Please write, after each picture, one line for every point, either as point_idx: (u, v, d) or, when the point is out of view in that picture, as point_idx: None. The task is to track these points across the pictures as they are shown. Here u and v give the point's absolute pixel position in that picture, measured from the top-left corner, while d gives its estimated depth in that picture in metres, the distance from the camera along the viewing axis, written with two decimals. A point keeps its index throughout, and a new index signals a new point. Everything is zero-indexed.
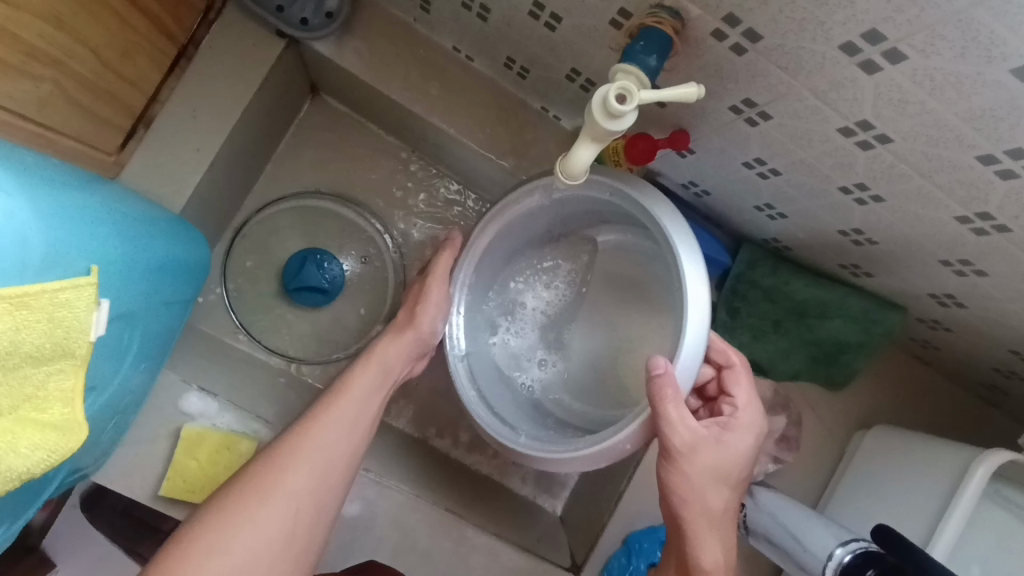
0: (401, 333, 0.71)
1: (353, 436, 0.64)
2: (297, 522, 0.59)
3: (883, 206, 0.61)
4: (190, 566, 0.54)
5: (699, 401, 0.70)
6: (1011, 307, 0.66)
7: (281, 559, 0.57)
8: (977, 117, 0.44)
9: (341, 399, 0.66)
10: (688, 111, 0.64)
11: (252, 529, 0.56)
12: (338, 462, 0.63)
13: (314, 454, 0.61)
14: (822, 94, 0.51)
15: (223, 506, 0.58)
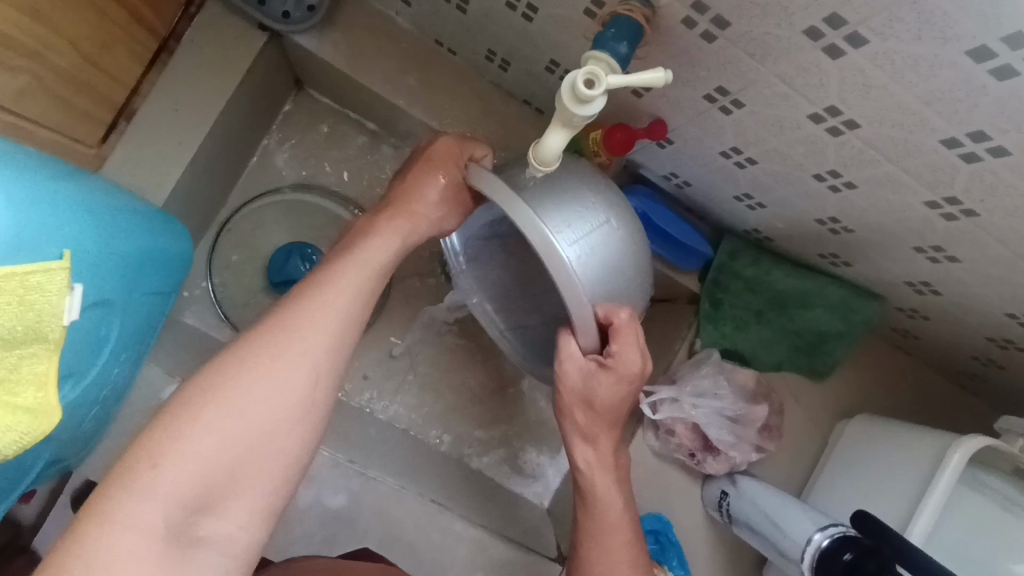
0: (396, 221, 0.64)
1: (351, 318, 0.57)
2: (314, 383, 0.53)
3: (856, 192, 0.61)
4: (183, 431, 0.47)
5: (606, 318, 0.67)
6: (985, 293, 0.67)
7: (295, 420, 0.52)
8: (938, 100, 0.45)
9: (351, 262, 0.59)
10: (664, 101, 0.65)
11: (258, 381, 0.51)
12: (346, 319, 0.56)
13: (323, 324, 0.54)
14: (791, 81, 0.51)
15: (224, 364, 0.51)
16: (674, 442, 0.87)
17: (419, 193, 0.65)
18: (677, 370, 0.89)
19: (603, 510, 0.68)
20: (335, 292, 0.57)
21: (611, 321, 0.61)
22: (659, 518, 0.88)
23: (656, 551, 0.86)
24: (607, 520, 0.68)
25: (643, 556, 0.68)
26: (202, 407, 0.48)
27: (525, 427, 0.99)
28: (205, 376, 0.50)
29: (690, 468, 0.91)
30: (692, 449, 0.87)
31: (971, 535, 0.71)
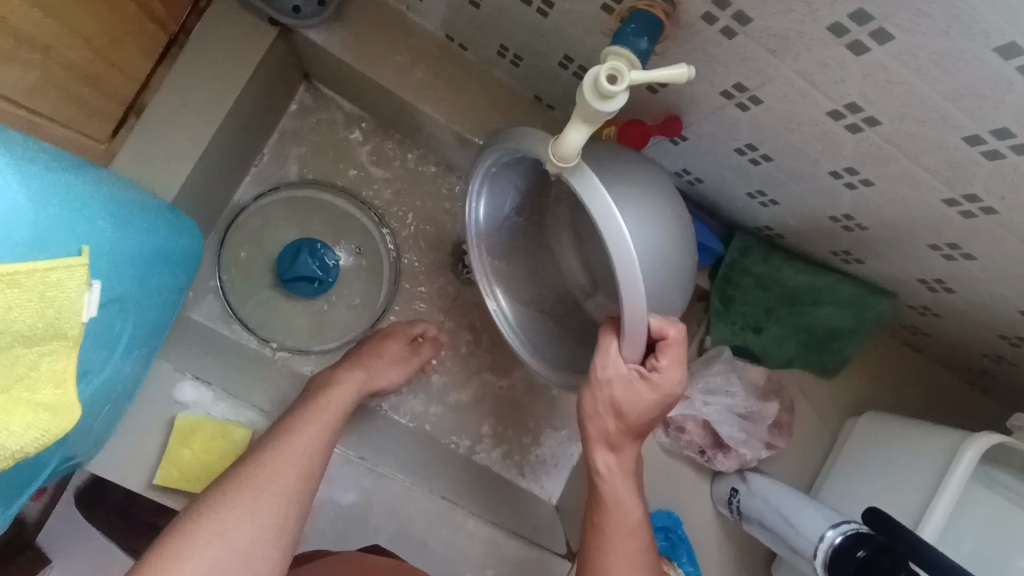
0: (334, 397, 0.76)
1: (316, 452, 0.69)
2: (287, 506, 0.64)
3: (873, 189, 0.61)
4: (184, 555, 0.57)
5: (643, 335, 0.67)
6: (1000, 291, 0.67)
7: (272, 538, 0.62)
8: (962, 97, 0.45)
9: (313, 421, 0.71)
10: (679, 97, 0.65)
11: (246, 513, 0.62)
12: (313, 454, 0.69)
13: (294, 458, 0.67)
14: (810, 77, 0.51)
15: (215, 499, 0.62)
16: (684, 438, 0.88)
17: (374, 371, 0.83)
18: (687, 367, 0.90)
19: (619, 515, 0.69)
20: (300, 438, 0.69)
21: (663, 335, 0.60)
22: (668, 515, 0.88)
23: (666, 548, 0.87)
24: (623, 521, 0.69)
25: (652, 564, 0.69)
26: (196, 534, 0.59)
27: (534, 424, 0.99)
28: (185, 522, 0.60)
29: (700, 464, 0.92)
30: (702, 446, 0.88)
31: (983, 532, 0.71)
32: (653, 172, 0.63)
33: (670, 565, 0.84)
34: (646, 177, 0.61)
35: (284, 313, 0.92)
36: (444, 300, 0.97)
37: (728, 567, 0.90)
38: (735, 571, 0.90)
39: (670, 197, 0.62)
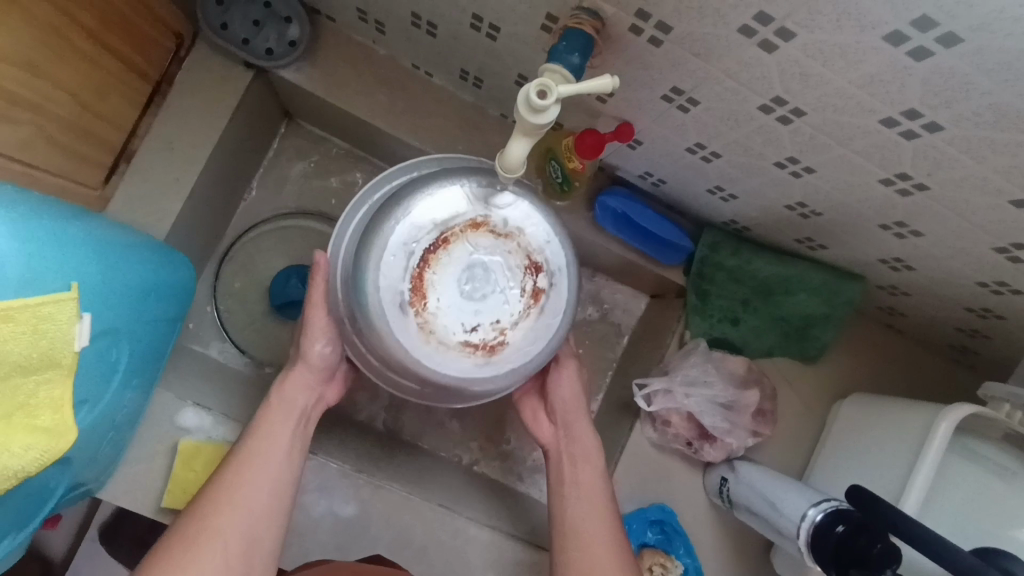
0: (297, 367, 0.72)
1: (288, 435, 0.69)
2: (258, 505, 0.64)
3: (816, 176, 0.64)
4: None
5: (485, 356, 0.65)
6: (955, 265, 0.69)
7: (263, 524, 0.64)
8: (869, 84, 0.48)
9: (262, 440, 0.67)
10: (626, 105, 0.68)
11: (229, 516, 0.62)
12: (279, 459, 0.67)
13: (271, 457, 0.67)
14: (736, 76, 0.55)
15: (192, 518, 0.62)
16: (671, 432, 0.89)
17: (310, 341, 0.72)
18: (668, 361, 0.92)
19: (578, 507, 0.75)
20: (269, 435, 0.68)
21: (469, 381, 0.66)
22: (662, 509, 0.90)
23: (662, 541, 0.89)
24: (578, 518, 0.73)
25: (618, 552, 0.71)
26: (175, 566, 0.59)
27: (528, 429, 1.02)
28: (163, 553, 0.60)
29: (690, 457, 0.93)
30: (689, 438, 0.89)
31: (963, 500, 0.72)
32: (398, 248, 0.63)
33: (660, 561, 0.87)
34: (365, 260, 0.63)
35: (279, 338, 0.95)
36: None
37: (724, 557, 0.91)
38: (732, 561, 0.91)
39: (396, 278, 0.63)
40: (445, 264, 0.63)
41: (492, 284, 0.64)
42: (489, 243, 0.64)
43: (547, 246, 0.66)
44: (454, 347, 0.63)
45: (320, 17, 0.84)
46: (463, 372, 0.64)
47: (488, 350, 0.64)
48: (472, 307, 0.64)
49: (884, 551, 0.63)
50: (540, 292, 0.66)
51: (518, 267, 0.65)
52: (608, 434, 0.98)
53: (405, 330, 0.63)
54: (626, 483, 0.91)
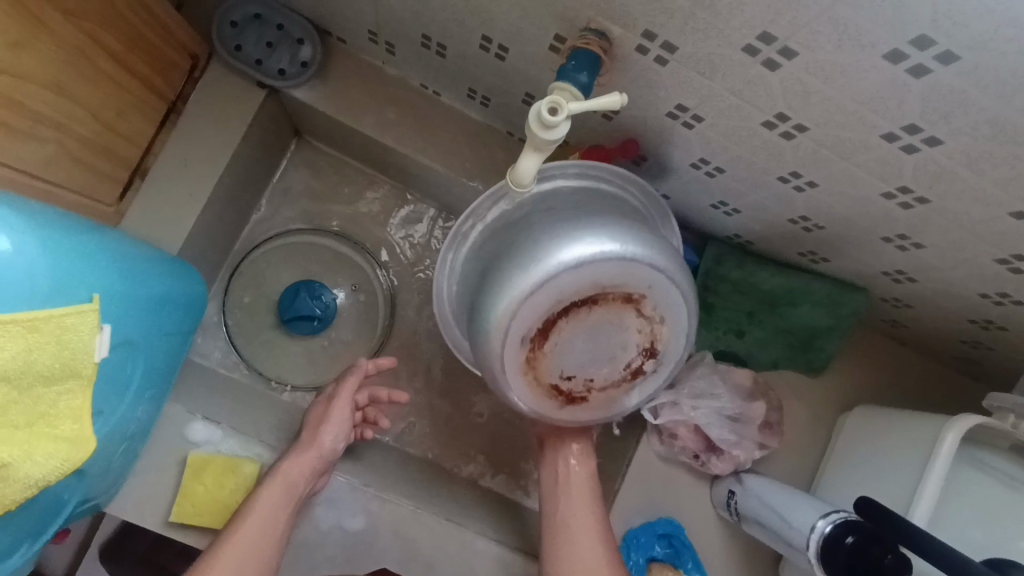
0: (303, 452, 0.79)
1: (275, 517, 0.74)
2: None
3: (819, 190, 0.65)
4: None
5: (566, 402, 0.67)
6: (958, 277, 0.70)
7: None
8: (869, 100, 0.49)
9: (253, 517, 0.73)
10: (631, 122, 0.70)
11: None
12: (263, 538, 0.73)
13: (256, 539, 0.72)
14: (740, 93, 0.56)
15: None
16: (677, 445, 0.90)
17: (324, 431, 0.81)
18: (674, 374, 0.93)
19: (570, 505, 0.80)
20: (260, 514, 0.74)
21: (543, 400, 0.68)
22: (670, 522, 0.90)
23: (670, 555, 0.89)
24: (571, 522, 0.78)
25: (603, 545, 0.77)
26: None
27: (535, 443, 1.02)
28: None
29: (697, 471, 0.94)
30: (696, 451, 0.89)
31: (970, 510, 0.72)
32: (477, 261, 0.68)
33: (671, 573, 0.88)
34: (513, 279, 0.57)
35: (287, 351, 0.97)
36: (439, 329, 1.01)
37: (732, 571, 0.91)
38: (740, 574, 0.91)
39: (528, 318, 0.59)
40: (577, 320, 0.61)
41: (605, 353, 0.65)
42: (631, 321, 0.63)
43: (673, 341, 0.66)
44: (544, 389, 0.65)
45: (331, 38, 0.86)
46: (543, 408, 0.67)
47: (566, 398, 0.66)
48: (577, 363, 0.64)
49: (895, 561, 0.64)
50: (640, 372, 0.67)
51: (637, 347, 0.65)
52: (615, 447, 0.98)
53: (514, 364, 0.62)
54: (632, 498, 0.92)
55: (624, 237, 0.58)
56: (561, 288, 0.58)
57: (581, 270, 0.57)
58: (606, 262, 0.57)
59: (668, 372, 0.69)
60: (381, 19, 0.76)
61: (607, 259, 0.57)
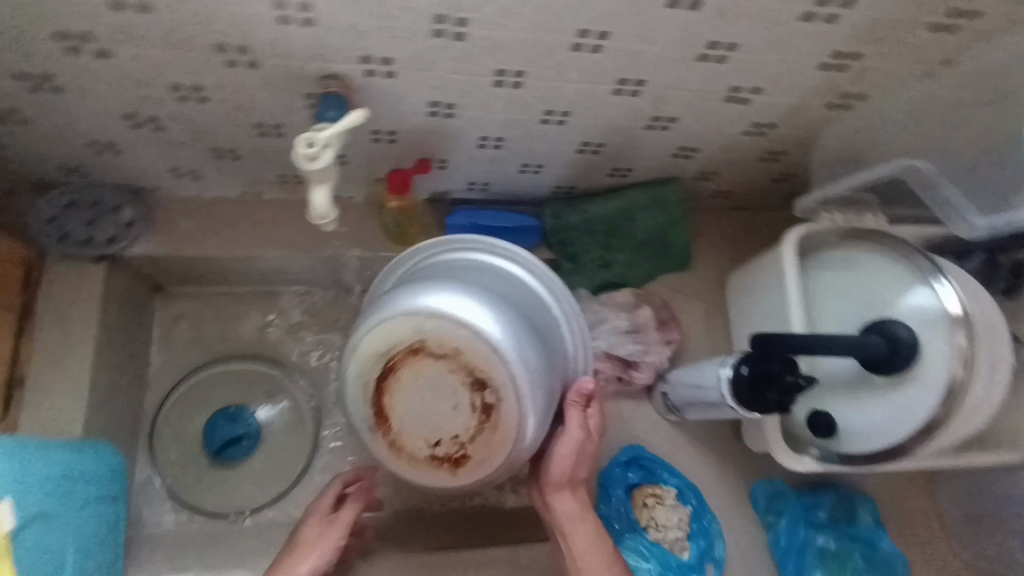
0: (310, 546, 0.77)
1: None
2: None
3: (574, 115, 0.77)
4: None
5: (445, 462, 0.69)
6: (721, 130, 0.83)
7: None
8: (540, 27, 0.61)
9: None
10: (411, 135, 0.80)
11: None
12: None
13: None
14: (460, 69, 0.67)
15: None
16: (602, 379, 0.97)
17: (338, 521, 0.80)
18: None
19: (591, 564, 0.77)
20: None
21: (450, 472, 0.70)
22: (632, 448, 0.97)
23: (645, 476, 0.96)
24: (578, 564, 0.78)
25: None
26: None
27: None
28: None
29: (634, 393, 1.01)
30: (619, 374, 0.97)
31: (849, 304, 0.83)
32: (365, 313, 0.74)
33: (652, 490, 0.95)
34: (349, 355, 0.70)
35: (232, 482, 0.99)
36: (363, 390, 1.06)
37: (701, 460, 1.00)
38: (706, 459, 1.00)
39: (367, 391, 0.69)
40: (402, 383, 0.67)
41: (448, 404, 0.67)
42: (439, 365, 0.66)
43: (488, 363, 0.65)
44: (421, 459, 0.69)
45: (145, 191, 0.93)
46: (437, 480, 0.70)
47: (447, 462, 0.69)
48: (430, 424, 0.68)
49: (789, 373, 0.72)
50: (490, 409, 0.67)
51: (468, 383, 0.66)
52: None
53: (378, 442, 0.70)
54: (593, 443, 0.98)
55: (409, 304, 0.66)
56: (366, 358, 0.68)
57: (383, 333, 0.67)
58: (390, 319, 0.67)
59: (530, 406, 0.67)
60: (171, 153, 0.83)
61: (402, 319, 0.66)
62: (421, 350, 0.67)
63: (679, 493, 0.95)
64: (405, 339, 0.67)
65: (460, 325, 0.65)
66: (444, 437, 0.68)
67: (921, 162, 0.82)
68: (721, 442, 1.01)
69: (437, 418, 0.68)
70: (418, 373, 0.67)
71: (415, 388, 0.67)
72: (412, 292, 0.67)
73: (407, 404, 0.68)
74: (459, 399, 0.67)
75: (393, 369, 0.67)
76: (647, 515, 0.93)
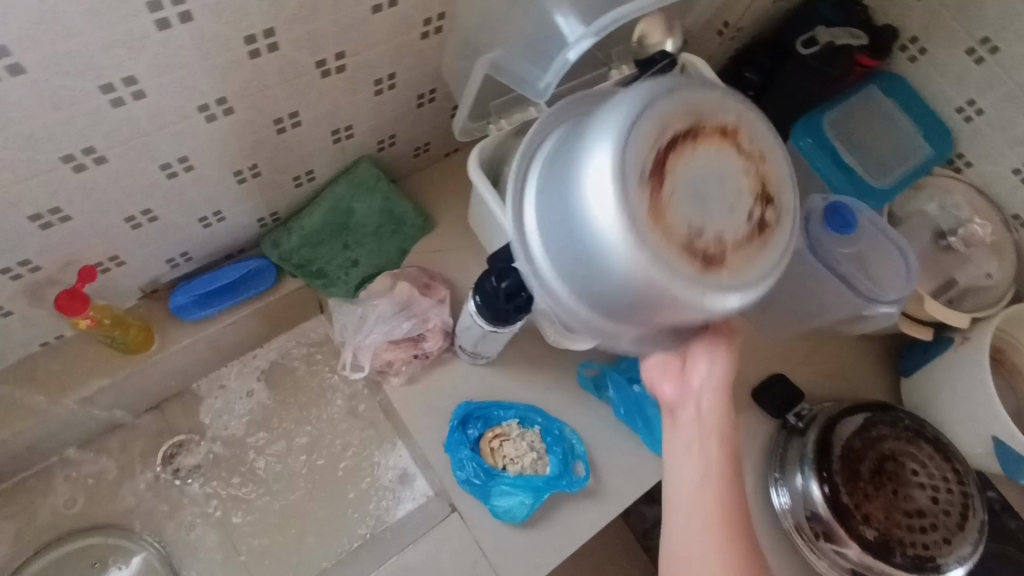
0: None
1: None
2: None
3: (195, 158, 0.77)
4: None
5: (698, 267, 0.57)
6: (354, 101, 0.85)
7: None
8: (54, 104, 0.61)
9: None
10: (51, 254, 0.77)
11: None
12: None
13: None
14: (22, 175, 0.65)
15: None
16: (397, 365, 0.99)
17: None
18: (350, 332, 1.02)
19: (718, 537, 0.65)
20: None
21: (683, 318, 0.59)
22: (465, 405, 1.00)
23: (486, 424, 1.00)
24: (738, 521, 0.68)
25: (716, 495, 0.67)
26: None
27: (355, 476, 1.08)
28: None
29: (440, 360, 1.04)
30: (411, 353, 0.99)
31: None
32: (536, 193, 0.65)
33: (494, 433, 0.99)
34: (578, 172, 0.58)
35: None
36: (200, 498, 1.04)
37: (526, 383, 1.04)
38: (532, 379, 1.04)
39: (637, 157, 0.56)
40: (619, 275, 0.57)
41: (711, 194, 0.58)
42: (734, 156, 0.60)
43: (732, 243, 0.59)
44: (676, 248, 0.57)
45: None
46: (693, 295, 0.57)
47: (702, 257, 0.57)
48: (678, 232, 0.57)
49: (500, 277, 0.79)
50: (713, 255, 0.58)
51: (683, 261, 0.57)
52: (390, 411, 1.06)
53: (636, 215, 0.56)
54: (424, 423, 0.99)
55: (648, 83, 0.60)
56: (620, 269, 0.56)
57: (530, 205, 0.65)
58: (642, 116, 0.57)
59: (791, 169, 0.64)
60: None
61: (558, 161, 0.62)
62: (682, 163, 0.58)
63: (521, 420, 1.00)
64: (665, 146, 0.58)
65: (711, 90, 0.61)
66: (692, 276, 0.57)
67: (491, 55, 0.79)
68: (538, 357, 1.06)
69: (680, 232, 0.57)
70: (676, 168, 0.58)
71: (691, 190, 0.58)
72: (586, 141, 0.58)
73: (686, 243, 0.57)
74: (677, 233, 0.57)
75: (659, 137, 0.57)
76: (501, 456, 0.97)
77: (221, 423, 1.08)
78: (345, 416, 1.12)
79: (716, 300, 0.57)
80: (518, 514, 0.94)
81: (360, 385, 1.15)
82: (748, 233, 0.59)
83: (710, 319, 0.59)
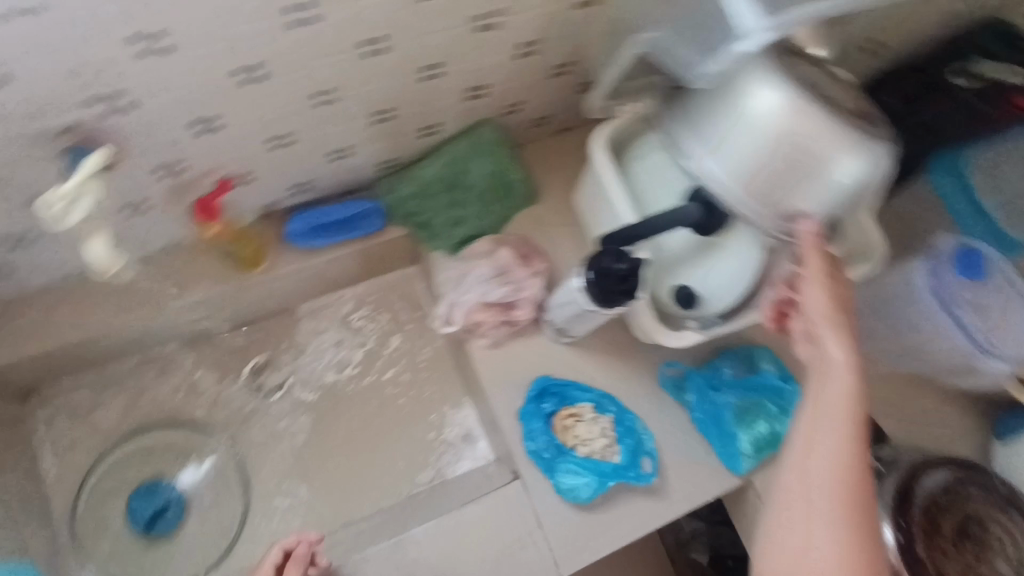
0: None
1: None
2: None
3: (342, 90, 0.79)
4: None
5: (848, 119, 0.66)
6: (496, 61, 0.86)
7: None
8: (239, 13, 0.63)
9: None
10: (195, 160, 0.80)
11: None
12: None
13: None
14: (192, 79, 0.68)
15: None
16: (485, 327, 1.00)
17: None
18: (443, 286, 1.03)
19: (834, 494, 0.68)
20: None
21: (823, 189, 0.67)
22: (541, 379, 1.02)
23: (561, 401, 1.01)
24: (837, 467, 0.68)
25: (840, 482, 0.68)
26: None
27: (423, 425, 1.12)
28: None
29: (524, 330, 1.05)
30: (501, 319, 1.00)
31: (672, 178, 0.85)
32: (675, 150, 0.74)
33: (568, 412, 1.00)
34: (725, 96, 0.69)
35: (171, 554, 0.99)
36: (277, 416, 1.09)
37: (606, 368, 1.05)
38: (613, 366, 1.05)
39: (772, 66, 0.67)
40: (769, 139, 0.66)
41: (839, 100, 0.68)
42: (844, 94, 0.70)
43: (853, 141, 0.65)
44: (822, 121, 0.65)
45: None
46: (837, 159, 0.65)
47: (834, 112, 0.66)
48: (810, 113, 0.65)
49: (614, 245, 0.79)
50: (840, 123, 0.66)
51: (823, 133, 0.65)
52: (466, 370, 1.09)
53: (783, 101, 0.65)
54: (499, 388, 1.02)
55: None
56: (771, 139, 0.66)
57: (698, 148, 0.71)
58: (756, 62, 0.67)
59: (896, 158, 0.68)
60: None
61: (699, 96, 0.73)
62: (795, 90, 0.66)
63: (596, 405, 1.01)
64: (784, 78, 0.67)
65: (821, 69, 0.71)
66: (831, 139, 0.65)
67: (650, 34, 0.76)
68: (621, 346, 1.06)
69: (810, 124, 0.65)
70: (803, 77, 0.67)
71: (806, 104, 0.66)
72: (727, 93, 0.69)
73: (820, 125, 0.65)
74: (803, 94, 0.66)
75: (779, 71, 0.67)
76: (572, 436, 0.98)
77: (306, 351, 1.13)
78: (421, 368, 1.16)
79: (848, 158, 0.65)
80: (580, 495, 0.95)
81: (439, 341, 1.18)
82: (854, 109, 0.69)
83: (829, 192, 0.67)
